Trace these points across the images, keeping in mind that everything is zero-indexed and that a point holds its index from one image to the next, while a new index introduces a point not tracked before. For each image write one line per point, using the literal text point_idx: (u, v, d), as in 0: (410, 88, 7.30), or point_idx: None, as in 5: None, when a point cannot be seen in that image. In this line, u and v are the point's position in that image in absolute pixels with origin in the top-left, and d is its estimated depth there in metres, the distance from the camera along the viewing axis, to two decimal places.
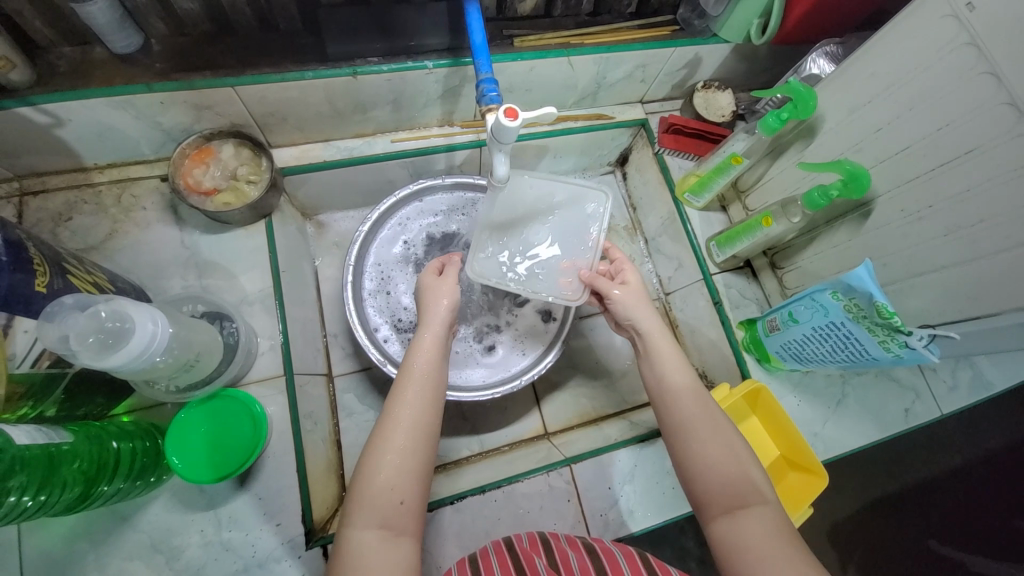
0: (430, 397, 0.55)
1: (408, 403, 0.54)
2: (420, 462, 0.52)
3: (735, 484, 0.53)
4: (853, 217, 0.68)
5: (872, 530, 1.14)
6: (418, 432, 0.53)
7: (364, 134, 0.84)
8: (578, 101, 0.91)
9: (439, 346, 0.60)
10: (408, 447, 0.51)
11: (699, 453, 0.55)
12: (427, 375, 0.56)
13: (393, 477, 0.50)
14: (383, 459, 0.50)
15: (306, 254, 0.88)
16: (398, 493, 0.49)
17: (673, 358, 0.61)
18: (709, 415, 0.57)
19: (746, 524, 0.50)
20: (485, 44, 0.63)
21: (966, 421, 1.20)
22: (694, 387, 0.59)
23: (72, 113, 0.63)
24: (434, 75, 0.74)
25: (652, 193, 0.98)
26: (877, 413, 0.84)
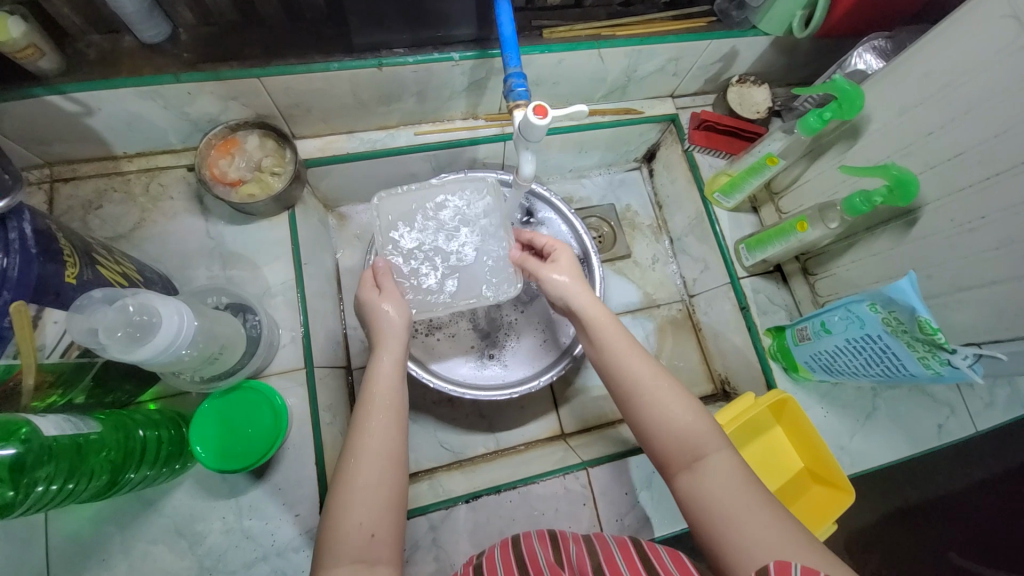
0: (389, 422, 0.53)
1: (369, 435, 0.52)
2: (386, 492, 0.50)
3: (688, 440, 0.53)
4: (897, 224, 0.64)
5: (891, 539, 1.12)
6: (381, 461, 0.51)
7: (387, 126, 0.83)
8: (606, 94, 0.88)
9: (398, 370, 0.57)
10: (370, 475, 0.50)
11: (653, 411, 0.55)
12: (387, 396, 0.55)
13: (359, 510, 0.48)
14: (348, 496, 0.49)
15: (328, 245, 0.88)
16: (366, 526, 0.48)
17: (609, 327, 0.60)
18: (656, 379, 0.56)
19: (705, 480, 0.50)
20: (514, 36, 0.61)
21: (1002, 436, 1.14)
22: (636, 349, 0.58)
23: (102, 102, 0.63)
24: (460, 67, 0.72)
25: (680, 192, 0.95)
26: (908, 428, 0.81)
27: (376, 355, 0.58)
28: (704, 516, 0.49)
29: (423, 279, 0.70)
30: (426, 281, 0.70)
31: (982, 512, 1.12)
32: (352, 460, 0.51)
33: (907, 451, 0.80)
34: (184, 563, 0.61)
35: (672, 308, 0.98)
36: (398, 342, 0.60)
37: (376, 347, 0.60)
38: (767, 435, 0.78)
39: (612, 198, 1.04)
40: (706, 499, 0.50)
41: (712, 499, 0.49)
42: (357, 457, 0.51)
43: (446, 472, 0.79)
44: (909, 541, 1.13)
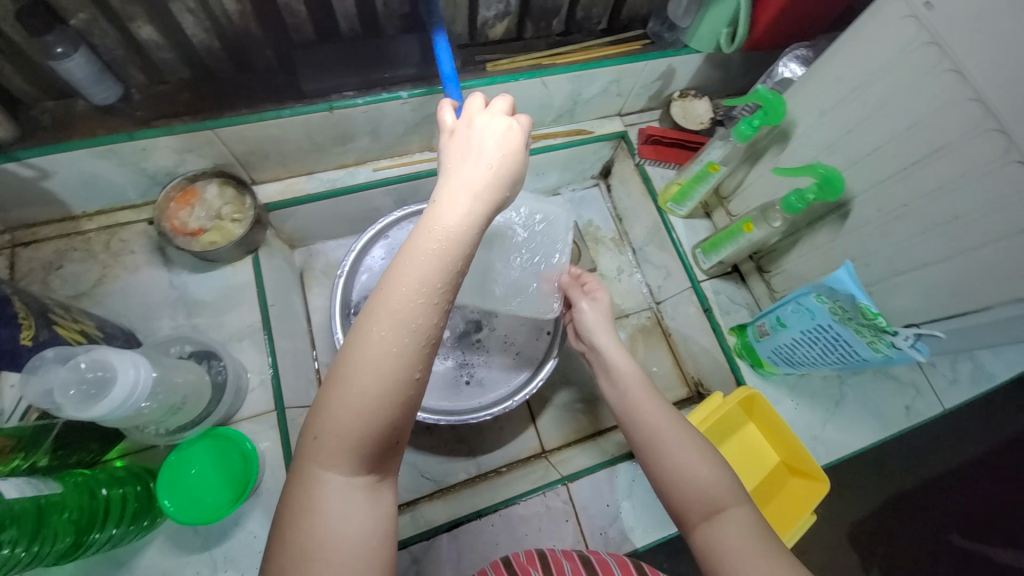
0: (441, 300, 0.41)
1: (419, 304, 0.40)
2: (409, 389, 0.40)
3: (706, 488, 0.52)
4: (833, 218, 0.67)
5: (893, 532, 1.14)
6: (426, 347, 0.41)
7: (346, 165, 0.85)
8: (556, 118, 0.93)
9: (470, 225, 0.43)
10: (408, 369, 0.40)
11: (673, 467, 0.54)
12: (456, 257, 0.42)
13: (372, 406, 0.39)
14: (369, 383, 0.39)
15: (295, 286, 0.89)
16: (389, 433, 0.41)
17: (629, 374, 0.63)
18: (679, 434, 0.56)
19: (721, 531, 0.49)
20: (454, 72, 0.64)
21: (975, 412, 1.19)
22: (658, 403, 0.60)
23: (56, 165, 0.65)
24: (409, 104, 0.75)
25: (637, 204, 0.99)
26: (878, 411, 0.83)
27: (448, 196, 0.43)
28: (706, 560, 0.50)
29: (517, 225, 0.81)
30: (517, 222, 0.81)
31: (964, 486, 1.16)
32: (383, 329, 0.39)
33: (879, 435, 0.82)
34: None
35: (642, 317, 1.00)
36: (491, 190, 0.45)
37: (451, 184, 0.44)
38: (740, 431, 0.79)
39: (574, 215, 1.07)
40: (720, 552, 0.48)
41: (724, 548, 0.48)
42: (392, 327, 0.40)
43: (428, 501, 0.78)
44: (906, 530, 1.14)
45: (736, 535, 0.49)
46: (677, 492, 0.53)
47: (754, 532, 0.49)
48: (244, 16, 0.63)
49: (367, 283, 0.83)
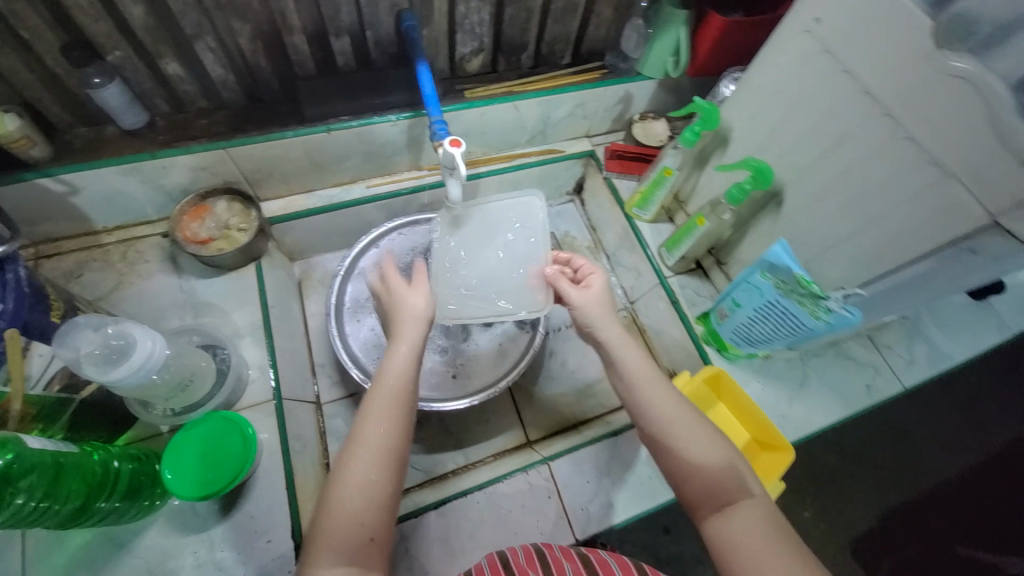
0: (397, 416, 0.54)
1: (383, 422, 0.53)
2: (384, 488, 0.51)
3: (712, 480, 0.53)
4: (771, 206, 0.77)
5: (891, 539, 1.15)
6: (383, 456, 0.51)
7: (342, 182, 0.95)
8: (530, 139, 1.04)
9: (410, 363, 0.58)
10: (376, 477, 0.51)
11: (687, 465, 0.54)
12: (400, 389, 0.56)
13: (354, 504, 0.49)
14: (350, 485, 0.50)
15: (294, 294, 0.96)
16: (366, 527, 0.48)
17: (640, 364, 0.60)
18: (695, 428, 0.56)
19: (731, 524, 0.50)
20: (433, 94, 0.76)
21: (944, 414, 1.25)
22: (666, 393, 0.58)
23: (85, 181, 0.74)
24: (398, 126, 0.86)
25: (607, 213, 1.08)
26: (841, 390, 0.89)
27: (391, 351, 0.59)
28: (719, 550, 0.50)
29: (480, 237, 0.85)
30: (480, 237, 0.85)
31: (953, 489, 1.19)
32: (353, 448, 0.52)
33: (843, 412, 0.87)
34: None
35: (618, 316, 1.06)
36: (418, 326, 0.61)
37: (393, 341, 0.60)
38: (711, 411, 0.84)
39: (552, 227, 1.17)
40: (731, 542, 0.50)
41: (735, 543, 0.49)
42: (365, 452, 0.52)
43: (418, 489, 0.81)
44: (910, 542, 1.15)
45: (747, 527, 0.50)
46: (685, 487, 0.54)
47: (764, 529, 0.50)
48: (255, 53, 0.74)
49: (360, 287, 0.91)
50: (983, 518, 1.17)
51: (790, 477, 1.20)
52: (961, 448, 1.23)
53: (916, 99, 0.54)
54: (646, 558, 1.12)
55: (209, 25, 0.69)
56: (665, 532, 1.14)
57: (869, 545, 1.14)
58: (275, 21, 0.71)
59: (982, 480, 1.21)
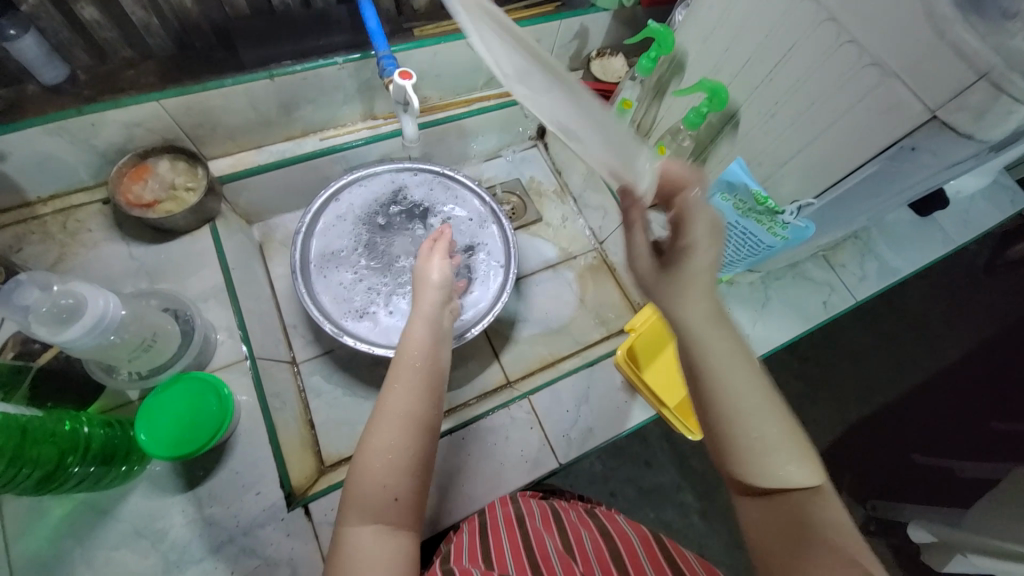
0: (417, 383, 0.56)
1: (406, 391, 0.55)
2: (409, 453, 0.52)
3: (761, 473, 0.44)
4: (729, 129, 0.78)
5: (852, 452, 1.25)
6: (403, 421, 0.53)
7: (293, 136, 0.91)
8: (487, 82, 1.01)
9: (430, 336, 0.61)
10: (397, 443, 0.52)
11: (744, 446, 0.44)
12: (416, 359, 0.58)
13: (376, 468, 0.51)
14: (375, 452, 0.51)
15: (255, 257, 0.92)
16: (392, 490, 0.50)
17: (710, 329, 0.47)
18: (763, 411, 0.45)
19: (779, 515, 0.43)
20: (379, 27, 0.74)
21: (892, 334, 1.35)
22: (741, 362, 0.46)
23: (8, 145, 0.68)
24: (346, 70, 0.82)
25: (571, 154, 1.07)
26: (799, 308, 0.94)
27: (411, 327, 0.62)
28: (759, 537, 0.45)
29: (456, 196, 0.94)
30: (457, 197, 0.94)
31: (904, 402, 1.30)
32: (376, 416, 0.53)
33: (801, 327, 0.92)
34: (149, 562, 0.62)
35: (588, 257, 1.06)
36: (434, 307, 0.65)
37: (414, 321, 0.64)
38: None
39: (517, 173, 1.14)
40: (769, 531, 0.44)
41: (776, 532, 0.43)
42: (385, 420, 0.53)
43: None
44: (868, 453, 1.25)
45: (789, 521, 0.43)
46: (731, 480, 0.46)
47: (814, 522, 0.42)
48: None
49: (323, 243, 0.88)
50: (935, 427, 1.27)
51: None
52: (910, 359, 1.33)
53: (860, 1, 0.55)
54: (629, 485, 1.19)
55: None
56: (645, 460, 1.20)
57: (828, 453, 1.25)
58: None
59: (928, 386, 1.32)
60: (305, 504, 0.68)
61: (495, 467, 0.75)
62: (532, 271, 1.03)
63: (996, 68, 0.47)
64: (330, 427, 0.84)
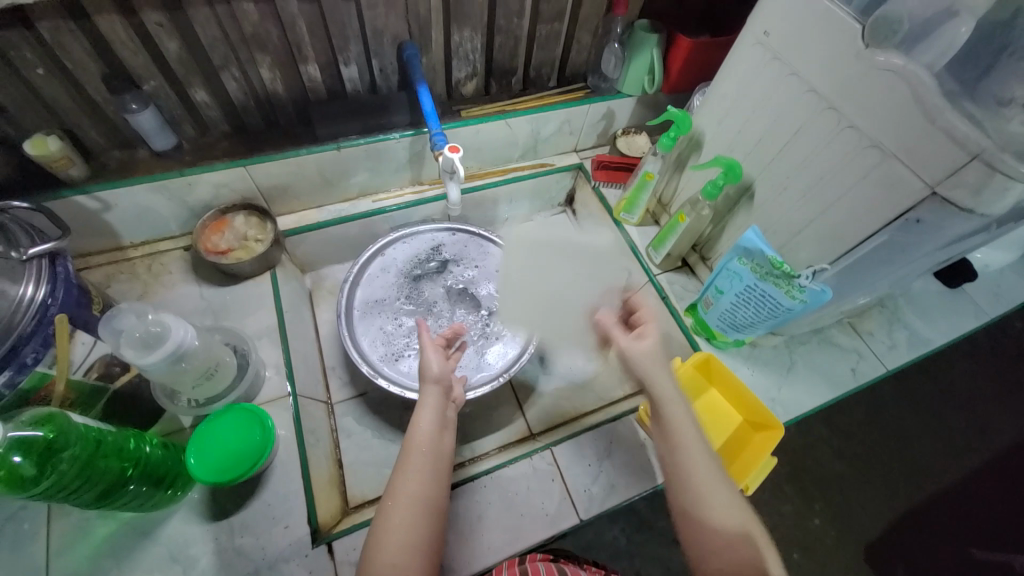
0: (426, 468, 0.62)
1: (413, 474, 0.61)
2: (417, 536, 0.56)
3: (753, 557, 0.53)
4: (744, 199, 0.84)
5: (901, 540, 1.16)
6: (413, 504, 0.58)
7: (349, 198, 1.03)
8: (523, 154, 1.13)
9: (433, 422, 0.66)
10: (409, 524, 0.57)
11: (702, 527, 0.56)
12: (424, 444, 0.63)
13: (391, 552, 0.55)
14: (387, 534, 0.56)
15: (305, 302, 1.01)
16: (398, 568, 0.54)
17: (684, 420, 0.62)
18: (719, 491, 0.58)
19: None
20: (433, 111, 0.86)
21: (935, 411, 1.29)
22: (690, 429, 0.62)
23: (118, 198, 0.81)
24: (401, 143, 0.95)
25: (597, 219, 1.16)
26: (827, 373, 0.93)
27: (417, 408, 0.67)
28: None
29: (496, 268, 1.02)
30: (498, 268, 1.02)
31: (956, 489, 1.21)
32: (394, 499, 0.59)
33: (829, 394, 0.91)
34: None
35: None
36: (438, 393, 0.70)
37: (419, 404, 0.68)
38: (705, 396, 0.90)
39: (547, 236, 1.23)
40: None
41: None
42: (400, 503, 0.58)
43: None
44: (918, 543, 1.15)
45: None
46: (713, 561, 0.55)
47: None
48: (273, 81, 0.84)
49: (368, 292, 0.97)
50: (993, 518, 1.18)
51: (792, 474, 1.22)
52: (959, 440, 1.26)
53: (855, 93, 0.62)
54: (654, 561, 1.13)
55: (235, 57, 0.78)
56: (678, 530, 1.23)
57: (873, 539, 1.16)
58: (292, 52, 0.80)
59: (983, 471, 1.23)
60: (329, 542, 0.69)
61: (515, 519, 0.75)
62: None
63: (986, 149, 0.51)
64: (358, 468, 0.87)
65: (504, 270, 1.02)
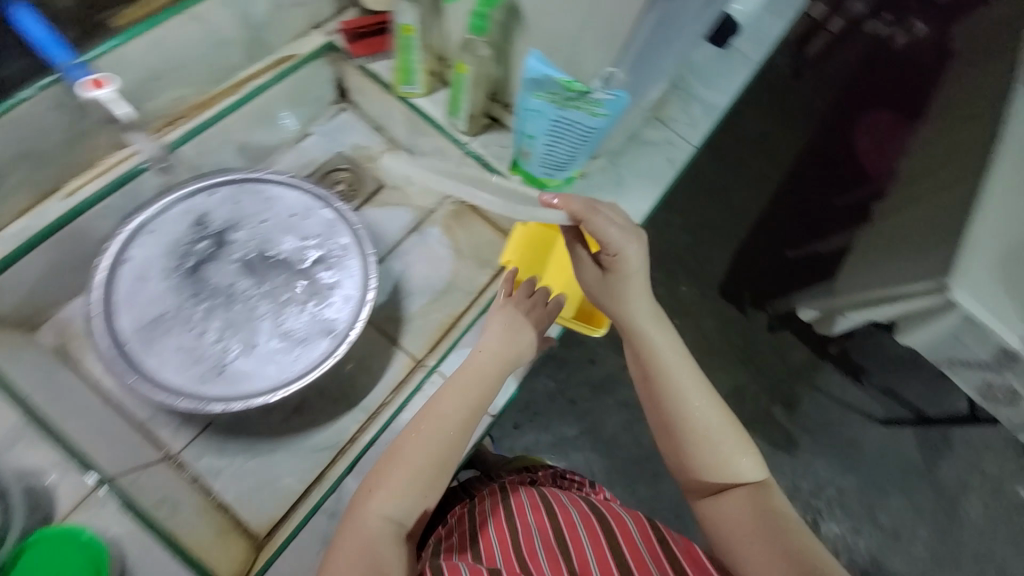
0: (447, 433, 0.62)
1: (428, 437, 0.62)
2: (418, 487, 0.60)
3: (732, 473, 0.60)
4: (514, 23, 0.73)
5: (741, 276, 1.41)
6: (426, 463, 0.60)
7: (27, 207, 0.73)
8: (246, 54, 0.84)
9: (479, 389, 0.66)
10: (415, 480, 0.60)
11: (692, 455, 0.62)
12: (452, 414, 0.64)
13: (384, 507, 0.58)
14: (386, 490, 0.59)
15: (62, 364, 0.75)
16: (392, 518, 0.58)
17: (661, 338, 0.67)
18: (720, 426, 0.62)
19: (725, 506, 0.60)
20: (49, 35, 0.61)
21: (738, 162, 1.49)
22: (683, 366, 0.65)
23: None
24: (46, 103, 0.66)
25: (381, 105, 0.95)
26: (649, 172, 0.97)
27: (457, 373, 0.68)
28: (708, 521, 0.62)
29: (290, 209, 0.82)
30: (292, 210, 0.82)
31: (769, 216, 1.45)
32: (399, 467, 0.60)
33: (657, 191, 0.95)
34: None
35: (445, 204, 0.98)
36: (482, 356, 0.69)
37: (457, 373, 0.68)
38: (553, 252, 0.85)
39: (337, 146, 1.01)
40: (722, 527, 0.60)
41: (722, 524, 0.60)
42: (404, 468, 0.60)
43: (330, 466, 0.75)
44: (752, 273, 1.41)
45: (736, 510, 0.59)
46: (690, 476, 0.63)
47: (752, 520, 0.58)
48: None
49: (135, 313, 0.73)
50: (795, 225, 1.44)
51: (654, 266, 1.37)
52: (761, 176, 1.48)
53: None
54: None
55: None
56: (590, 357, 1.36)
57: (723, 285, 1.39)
58: None
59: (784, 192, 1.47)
60: None
61: None
62: (394, 244, 0.96)
63: None
64: (249, 498, 0.75)
65: (301, 209, 0.82)
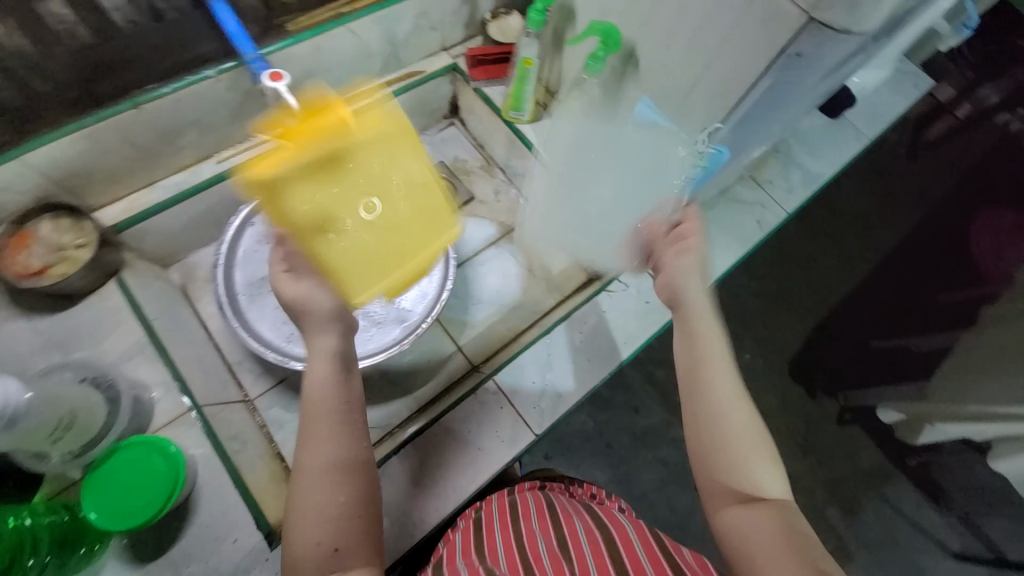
0: (338, 420, 0.52)
1: (322, 438, 0.50)
2: (335, 498, 0.48)
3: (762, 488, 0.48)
4: (629, 69, 0.77)
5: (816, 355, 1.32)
6: (332, 464, 0.49)
7: (187, 165, 0.85)
8: (384, 66, 0.96)
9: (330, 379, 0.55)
10: (333, 478, 0.49)
11: (748, 478, 0.49)
12: (334, 407, 0.52)
13: (315, 520, 0.47)
14: (304, 509, 0.47)
15: (180, 300, 0.87)
16: (328, 542, 0.46)
17: (731, 395, 0.52)
18: (761, 442, 0.50)
19: (749, 519, 0.47)
20: (239, 29, 0.70)
21: (831, 237, 1.41)
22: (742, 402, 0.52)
23: None
24: (221, 83, 0.77)
25: (488, 126, 1.04)
26: (737, 230, 0.96)
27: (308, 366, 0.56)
28: (727, 546, 0.48)
29: None
30: None
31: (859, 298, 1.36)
32: (311, 468, 0.49)
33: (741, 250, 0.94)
34: None
35: None
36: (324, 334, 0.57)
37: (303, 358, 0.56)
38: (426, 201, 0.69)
39: (440, 155, 1.10)
40: (743, 539, 0.46)
41: (746, 543, 0.46)
42: (320, 475, 0.48)
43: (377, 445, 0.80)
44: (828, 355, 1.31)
45: (761, 530, 0.46)
46: (725, 495, 0.49)
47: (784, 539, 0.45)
48: None
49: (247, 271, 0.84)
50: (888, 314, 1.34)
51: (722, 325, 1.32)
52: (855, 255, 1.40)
53: None
54: None
55: None
56: (633, 407, 1.32)
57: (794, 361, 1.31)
58: None
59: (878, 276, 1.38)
60: None
61: (473, 454, 0.78)
62: (472, 253, 1.01)
63: None
64: None
65: None
